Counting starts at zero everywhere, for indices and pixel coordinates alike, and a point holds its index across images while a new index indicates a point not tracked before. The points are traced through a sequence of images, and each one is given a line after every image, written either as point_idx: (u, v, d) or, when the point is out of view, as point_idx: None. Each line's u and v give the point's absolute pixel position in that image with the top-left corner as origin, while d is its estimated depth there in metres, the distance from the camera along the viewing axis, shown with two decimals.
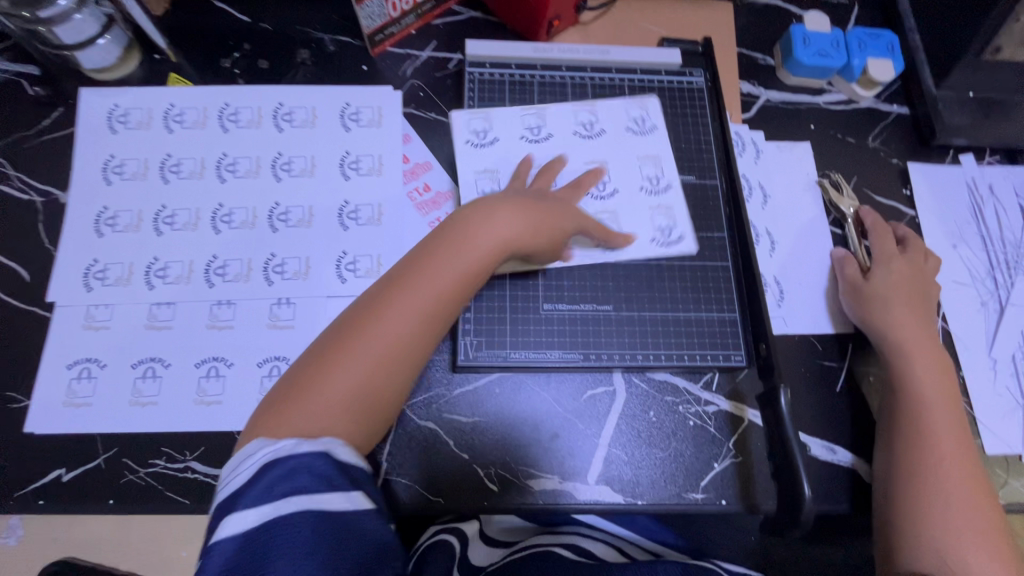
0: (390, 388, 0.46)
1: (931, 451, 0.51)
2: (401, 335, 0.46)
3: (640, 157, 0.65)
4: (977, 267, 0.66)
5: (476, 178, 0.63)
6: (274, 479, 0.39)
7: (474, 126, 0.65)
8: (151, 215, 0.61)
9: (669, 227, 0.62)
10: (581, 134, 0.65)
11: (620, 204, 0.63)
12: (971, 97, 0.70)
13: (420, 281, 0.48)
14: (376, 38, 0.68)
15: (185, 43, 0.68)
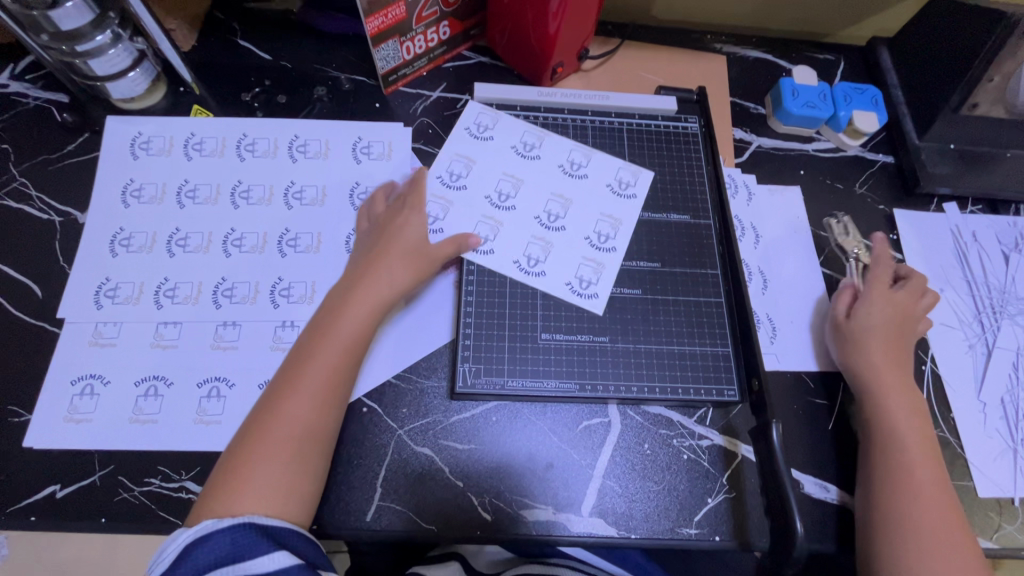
0: (309, 438, 0.48)
1: (914, 483, 0.52)
2: (306, 402, 0.49)
3: (605, 214, 0.67)
4: (964, 311, 0.68)
5: (453, 160, 0.68)
6: (192, 558, 0.41)
7: (482, 119, 0.70)
8: (165, 237, 0.63)
9: (591, 281, 0.63)
10: (564, 168, 0.69)
11: (563, 242, 0.65)
12: (953, 149, 0.74)
13: (309, 345, 0.52)
14: (390, 79, 0.72)
15: (209, 77, 0.72)
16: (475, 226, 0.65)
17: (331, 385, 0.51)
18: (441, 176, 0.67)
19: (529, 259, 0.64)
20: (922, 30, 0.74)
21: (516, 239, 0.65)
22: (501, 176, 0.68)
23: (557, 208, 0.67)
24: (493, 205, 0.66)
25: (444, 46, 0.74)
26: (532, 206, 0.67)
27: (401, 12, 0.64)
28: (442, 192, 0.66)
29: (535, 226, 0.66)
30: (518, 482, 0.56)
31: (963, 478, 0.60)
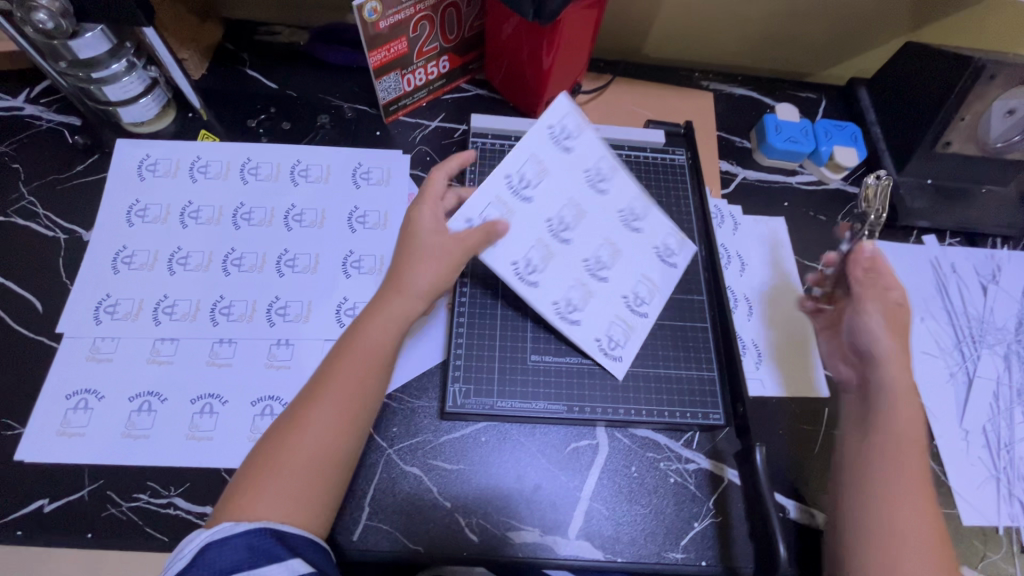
0: (331, 451, 0.47)
1: (890, 470, 0.49)
2: (329, 421, 0.48)
3: (644, 276, 0.64)
4: (944, 340, 0.69)
5: (525, 161, 0.59)
6: (213, 557, 0.41)
7: (568, 124, 0.61)
8: (166, 256, 0.65)
9: (617, 341, 0.62)
10: (624, 215, 0.64)
11: (601, 294, 0.62)
12: (930, 184, 0.77)
13: (338, 354, 0.51)
14: (390, 109, 0.75)
15: (217, 104, 0.75)
16: (527, 252, 0.59)
17: (357, 400, 0.49)
18: (509, 176, 0.58)
19: (568, 304, 0.61)
20: (896, 72, 0.78)
21: (562, 278, 0.61)
22: (568, 203, 0.61)
23: (606, 256, 0.62)
24: (551, 233, 0.60)
25: (444, 79, 0.78)
26: (585, 248, 0.62)
27: (402, 46, 0.68)
28: (508, 196, 0.58)
29: (582, 269, 0.62)
30: (507, 503, 0.56)
31: (947, 505, 0.61)
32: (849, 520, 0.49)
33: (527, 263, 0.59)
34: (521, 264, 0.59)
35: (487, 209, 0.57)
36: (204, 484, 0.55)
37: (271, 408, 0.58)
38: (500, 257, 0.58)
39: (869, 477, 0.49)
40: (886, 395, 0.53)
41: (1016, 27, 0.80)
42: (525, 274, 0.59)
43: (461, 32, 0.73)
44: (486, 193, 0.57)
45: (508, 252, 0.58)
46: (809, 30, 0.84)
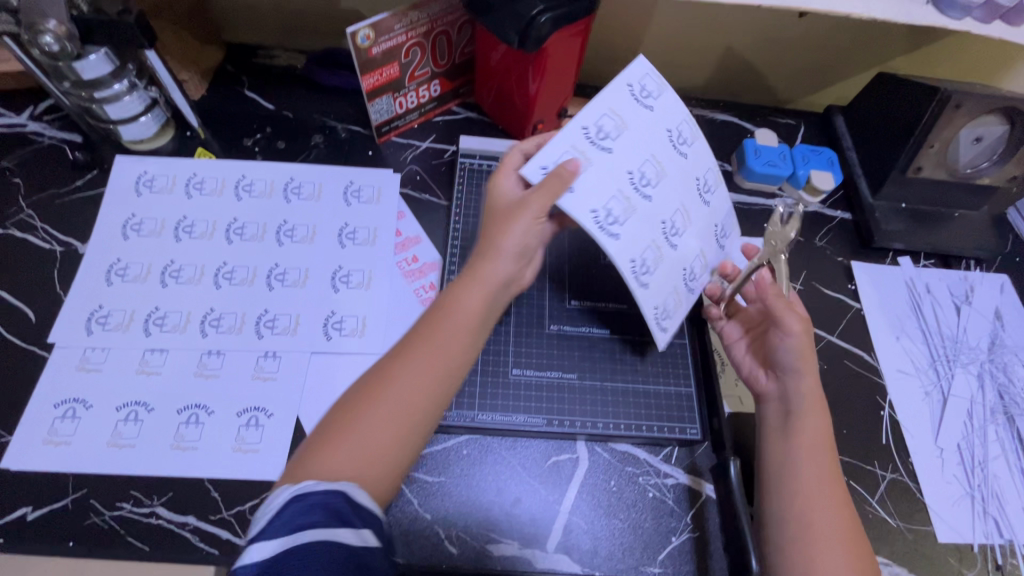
0: (416, 417, 0.46)
1: (804, 479, 0.51)
2: (416, 392, 0.47)
3: (705, 251, 0.63)
4: (919, 358, 0.71)
5: (605, 114, 0.55)
6: (293, 514, 0.40)
7: (648, 86, 0.59)
8: (159, 269, 0.66)
9: (670, 313, 0.59)
10: (697, 183, 0.62)
11: (672, 257, 0.59)
12: (904, 208, 0.79)
13: (429, 318, 0.50)
14: (383, 130, 0.78)
15: (215, 123, 0.78)
16: (608, 200, 0.54)
17: (449, 362, 0.48)
18: (588, 124, 0.54)
19: (643, 261, 0.56)
20: (870, 100, 0.82)
21: (640, 232, 0.56)
22: (648, 158, 0.57)
23: (680, 221, 0.59)
24: (633, 186, 0.56)
25: (435, 102, 0.81)
26: (662, 205, 0.58)
27: (394, 71, 0.71)
28: (587, 143, 0.54)
29: (658, 225, 0.57)
30: (488, 515, 0.57)
31: (921, 523, 0.61)
32: (773, 518, 0.51)
33: (609, 211, 0.54)
34: (602, 211, 0.53)
35: (565, 155, 0.53)
36: (187, 494, 0.55)
37: (257, 419, 0.59)
38: (582, 201, 0.52)
39: (792, 478, 0.51)
40: (799, 402, 0.55)
41: (984, 59, 0.83)
42: (607, 222, 0.53)
43: (452, 58, 0.76)
44: (563, 139, 0.53)
45: (590, 197, 0.53)
46: (787, 59, 0.87)
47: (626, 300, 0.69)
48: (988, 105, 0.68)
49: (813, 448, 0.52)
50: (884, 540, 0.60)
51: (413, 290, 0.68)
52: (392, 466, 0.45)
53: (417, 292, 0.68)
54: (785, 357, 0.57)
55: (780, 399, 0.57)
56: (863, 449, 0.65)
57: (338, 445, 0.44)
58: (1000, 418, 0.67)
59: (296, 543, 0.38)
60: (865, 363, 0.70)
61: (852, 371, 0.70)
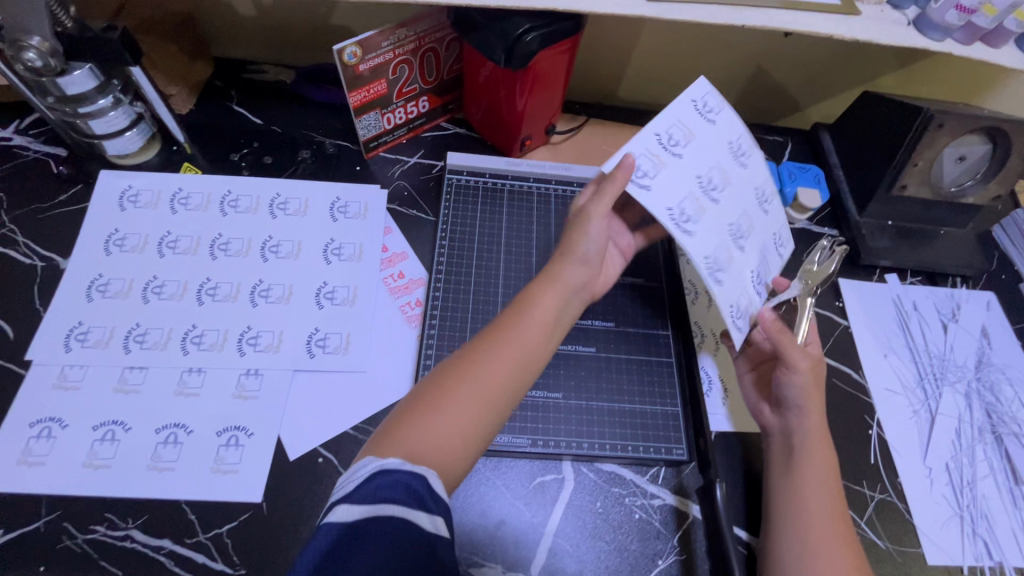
0: (497, 404, 0.49)
1: (809, 521, 0.52)
2: (501, 381, 0.49)
3: (766, 260, 0.65)
4: (907, 376, 0.71)
5: (675, 123, 0.59)
6: (377, 486, 0.41)
7: (710, 101, 0.61)
8: (141, 285, 0.66)
9: (745, 317, 0.60)
10: (756, 194, 0.65)
11: (739, 260, 0.61)
12: (890, 226, 0.80)
13: (512, 312, 0.53)
14: (370, 145, 0.78)
15: (202, 138, 0.78)
16: (680, 200, 0.57)
17: (529, 358, 0.51)
18: (659, 130, 0.57)
19: (715, 260, 0.58)
20: (855, 118, 0.82)
21: (709, 233, 0.58)
22: (714, 166, 0.60)
23: (744, 226, 0.62)
24: (703, 189, 0.59)
25: (424, 118, 0.81)
26: (727, 209, 0.61)
27: (382, 87, 0.71)
28: (660, 147, 0.57)
29: (725, 228, 0.60)
30: (474, 538, 0.56)
31: (910, 544, 0.61)
32: (783, 560, 0.51)
33: (681, 211, 0.56)
34: (675, 211, 0.56)
35: (643, 156, 0.56)
36: (163, 516, 0.54)
37: (237, 438, 0.58)
38: (657, 200, 0.55)
39: (798, 516, 0.52)
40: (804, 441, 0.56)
41: (968, 79, 0.84)
42: (680, 220, 0.56)
43: (440, 75, 0.76)
44: (641, 142, 0.56)
45: (664, 196, 0.56)
46: (774, 77, 0.88)
47: (613, 317, 0.69)
48: (970, 124, 0.69)
49: (820, 486, 0.54)
50: (872, 562, 0.59)
51: (399, 306, 0.68)
52: (470, 451, 0.47)
53: (403, 309, 0.68)
54: (791, 393, 0.58)
55: (783, 433, 0.58)
56: (851, 469, 0.64)
57: (418, 427, 0.46)
58: (988, 438, 0.67)
59: (375, 515, 0.40)
60: (853, 381, 0.70)
61: (839, 389, 0.69)
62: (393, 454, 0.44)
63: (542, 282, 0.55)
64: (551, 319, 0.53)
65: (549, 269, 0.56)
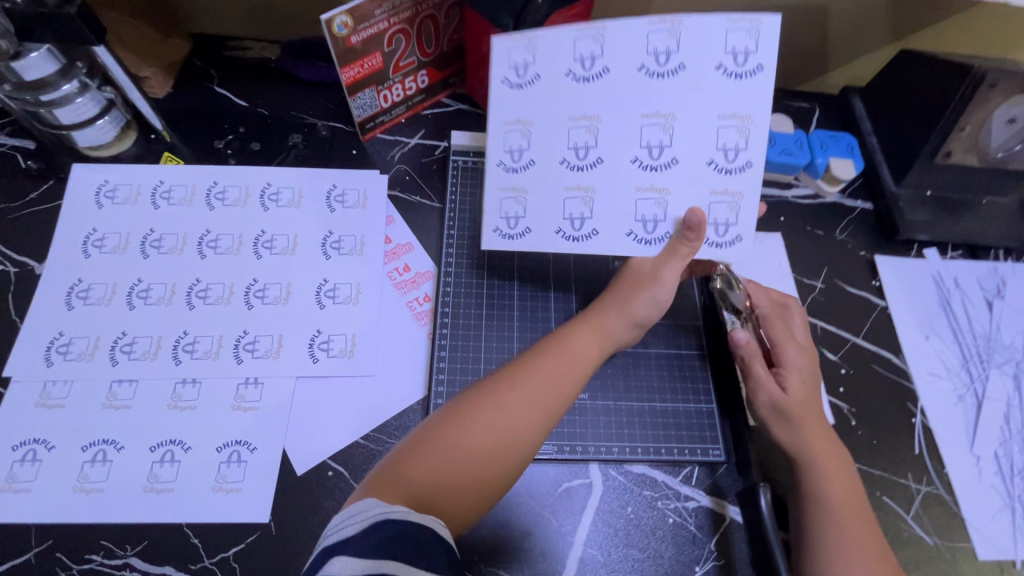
0: (511, 445, 0.46)
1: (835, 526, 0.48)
2: (519, 423, 0.46)
3: (724, 115, 0.50)
4: (950, 359, 0.66)
5: (507, 130, 0.51)
6: (386, 540, 0.37)
7: (516, 56, 0.49)
8: (125, 289, 0.60)
9: (724, 225, 0.52)
10: (646, 70, 0.49)
11: (680, 180, 0.52)
12: (929, 196, 0.74)
13: (537, 352, 0.51)
14: (367, 126, 0.71)
15: (182, 124, 0.71)
16: (565, 207, 0.53)
17: (552, 401, 0.48)
18: (503, 157, 0.52)
19: (646, 225, 0.53)
20: (893, 79, 0.76)
21: (622, 209, 0.53)
22: (571, 123, 0.51)
23: (657, 135, 0.51)
24: (574, 168, 0.52)
25: (423, 94, 0.74)
26: (624, 153, 0.52)
27: (377, 61, 0.64)
28: (516, 177, 0.53)
29: (636, 174, 0.52)
30: (499, 551, 0.52)
31: (960, 539, 0.57)
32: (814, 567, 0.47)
33: (576, 219, 0.53)
34: (568, 225, 0.53)
35: (503, 204, 0.53)
36: (164, 541, 0.50)
37: (238, 454, 0.54)
38: (541, 234, 0.54)
39: (822, 539, 0.48)
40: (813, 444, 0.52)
41: None
42: (575, 231, 0.53)
43: (439, 45, 0.69)
44: (496, 194, 0.53)
45: (547, 223, 0.54)
46: (801, 37, 0.81)
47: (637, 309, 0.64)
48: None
49: (834, 503, 0.49)
50: (921, 560, 0.56)
51: (407, 302, 0.63)
52: (479, 493, 0.44)
53: (411, 305, 0.63)
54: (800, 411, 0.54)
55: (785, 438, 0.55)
56: (896, 460, 0.60)
57: (424, 469, 0.44)
58: None
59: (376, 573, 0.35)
60: (893, 366, 0.66)
61: (879, 375, 0.65)
62: (396, 494, 0.41)
63: (585, 326, 0.53)
64: (600, 360, 0.53)
65: (591, 313, 0.55)
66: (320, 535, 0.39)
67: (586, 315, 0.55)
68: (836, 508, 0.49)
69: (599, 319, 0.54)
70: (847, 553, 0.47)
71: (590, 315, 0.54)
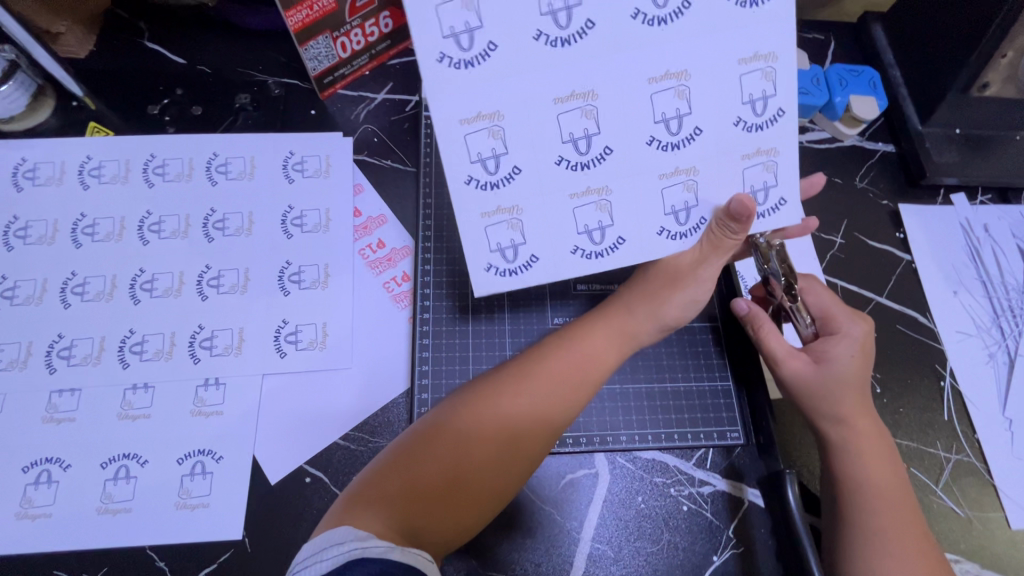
0: (508, 457, 0.41)
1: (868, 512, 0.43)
2: (518, 432, 0.41)
3: (745, 59, 0.41)
4: (981, 315, 0.61)
5: (471, 132, 0.40)
6: None
7: (454, 20, 0.37)
8: (58, 285, 0.53)
9: (764, 189, 0.44)
10: (642, 16, 0.39)
11: (706, 153, 0.43)
12: (958, 134, 0.67)
13: (545, 349, 0.45)
14: (324, 81, 0.62)
15: (108, 87, 0.62)
16: (576, 219, 0.43)
17: (558, 408, 0.42)
18: (473, 169, 0.41)
19: (678, 217, 0.44)
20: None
21: (644, 206, 0.43)
22: (557, 106, 0.40)
23: (672, 105, 0.41)
24: (575, 166, 0.42)
25: (387, 40, 0.63)
26: (634, 135, 0.42)
27: (328, 2, 0.54)
28: (502, 196, 0.42)
29: (655, 158, 0.42)
30: (499, 554, 0.48)
31: (992, 509, 0.53)
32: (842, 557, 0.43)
33: (594, 231, 0.43)
34: (584, 239, 0.44)
35: (491, 232, 0.43)
36: (125, 566, 0.45)
37: (203, 465, 0.48)
38: (552, 256, 0.44)
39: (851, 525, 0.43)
40: (849, 423, 0.47)
41: None
42: (596, 245, 0.44)
43: None
44: (481, 223, 0.42)
45: (557, 243, 0.44)
46: None
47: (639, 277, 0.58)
48: None
49: (873, 496, 0.44)
50: (951, 534, 0.52)
51: (383, 283, 0.56)
52: (467, 511, 0.39)
53: (388, 286, 0.56)
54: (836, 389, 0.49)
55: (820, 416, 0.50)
56: (924, 429, 0.56)
57: (405, 483, 0.38)
58: None
59: None
60: (920, 326, 0.60)
61: (904, 337, 0.60)
62: (371, 514, 0.37)
63: (605, 325, 0.47)
64: (618, 363, 0.47)
65: (613, 307, 0.49)
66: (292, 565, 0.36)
67: (606, 309, 0.49)
68: (877, 499, 0.44)
69: (623, 317, 0.48)
70: (880, 542, 0.42)
71: (611, 311, 0.48)
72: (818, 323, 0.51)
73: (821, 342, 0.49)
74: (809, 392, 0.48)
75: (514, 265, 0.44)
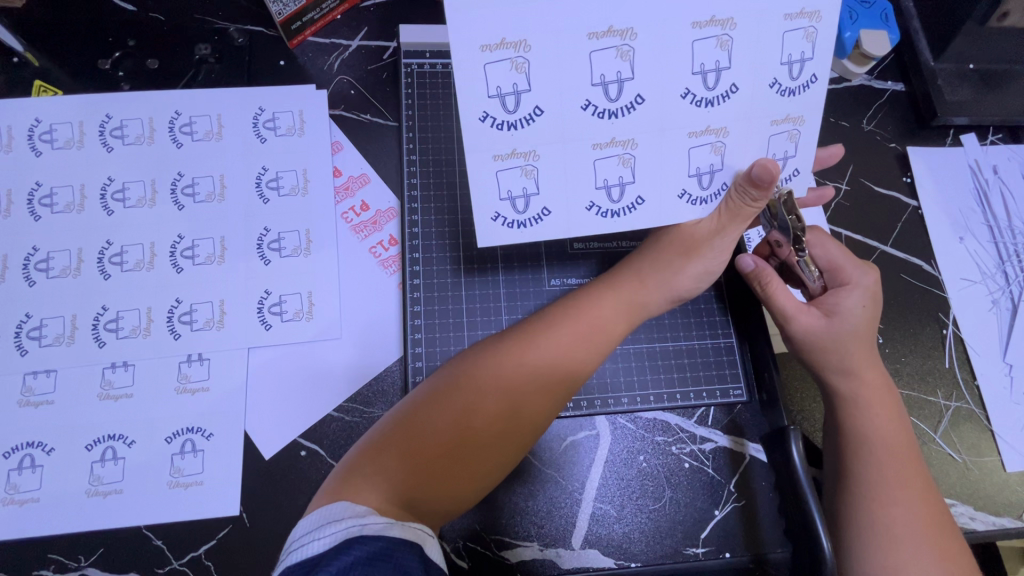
0: (511, 427, 0.39)
1: (874, 463, 0.43)
2: (519, 402, 0.39)
3: (790, 14, 0.38)
4: (986, 261, 0.59)
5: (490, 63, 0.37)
6: (358, 564, 0.31)
7: None
8: (19, 261, 0.49)
9: (782, 159, 0.41)
10: None
11: (739, 114, 0.40)
12: (971, 70, 0.63)
13: (547, 317, 0.43)
14: (292, 28, 0.56)
15: (51, 41, 0.56)
16: (596, 172, 0.40)
17: (561, 377, 0.41)
18: (490, 105, 0.38)
19: (700, 180, 0.41)
20: None
21: (668, 165, 0.40)
22: (593, 44, 0.37)
23: (712, 55, 0.38)
24: (598, 113, 0.38)
25: None
26: (669, 85, 0.38)
27: None
28: (513, 137, 0.39)
29: (686, 113, 0.39)
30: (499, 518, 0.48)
31: (988, 454, 0.54)
32: (846, 506, 0.43)
33: (614, 186, 0.40)
34: (601, 196, 0.41)
35: (502, 177, 0.40)
36: (121, 547, 0.44)
37: (192, 443, 0.46)
38: (564, 210, 0.41)
39: (857, 477, 0.43)
40: (852, 376, 0.46)
41: None
42: (614, 204, 0.41)
43: None
44: (493, 167, 0.39)
45: (573, 198, 0.41)
46: None
47: (639, 233, 0.55)
48: None
49: (879, 446, 0.44)
50: (947, 479, 0.53)
51: (368, 248, 0.53)
52: (467, 482, 0.38)
53: (374, 251, 0.53)
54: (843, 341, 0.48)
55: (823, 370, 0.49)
56: (924, 377, 0.56)
57: (401, 457, 0.37)
58: None
59: None
60: (924, 274, 0.59)
61: (909, 286, 0.58)
62: (367, 488, 0.35)
63: (611, 293, 0.45)
64: (626, 331, 0.45)
65: (621, 275, 0.46)
66: (284, 548, 0.34)
67: (616, 278, 0.46)
68: (879, 449, 0.44)
69: (629, 286, 0.45)
70: (884, 490, 0.42)
71: (618, 279, 0.46)
72: (826, 275, 0.49)
73: (832, 294, 0.48)
74: (820, 348, 0.47)
75: (524, 214, 0.41)
